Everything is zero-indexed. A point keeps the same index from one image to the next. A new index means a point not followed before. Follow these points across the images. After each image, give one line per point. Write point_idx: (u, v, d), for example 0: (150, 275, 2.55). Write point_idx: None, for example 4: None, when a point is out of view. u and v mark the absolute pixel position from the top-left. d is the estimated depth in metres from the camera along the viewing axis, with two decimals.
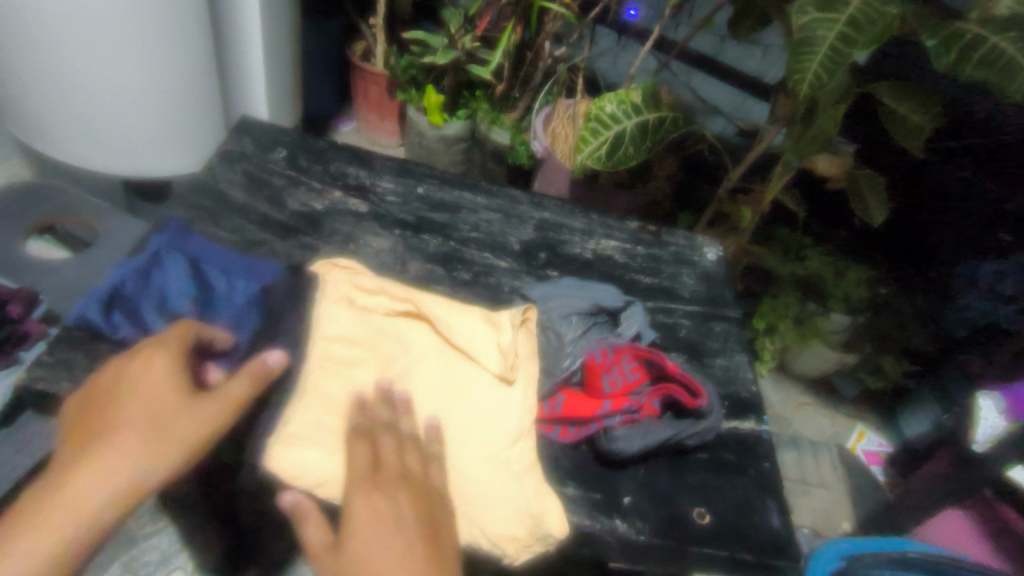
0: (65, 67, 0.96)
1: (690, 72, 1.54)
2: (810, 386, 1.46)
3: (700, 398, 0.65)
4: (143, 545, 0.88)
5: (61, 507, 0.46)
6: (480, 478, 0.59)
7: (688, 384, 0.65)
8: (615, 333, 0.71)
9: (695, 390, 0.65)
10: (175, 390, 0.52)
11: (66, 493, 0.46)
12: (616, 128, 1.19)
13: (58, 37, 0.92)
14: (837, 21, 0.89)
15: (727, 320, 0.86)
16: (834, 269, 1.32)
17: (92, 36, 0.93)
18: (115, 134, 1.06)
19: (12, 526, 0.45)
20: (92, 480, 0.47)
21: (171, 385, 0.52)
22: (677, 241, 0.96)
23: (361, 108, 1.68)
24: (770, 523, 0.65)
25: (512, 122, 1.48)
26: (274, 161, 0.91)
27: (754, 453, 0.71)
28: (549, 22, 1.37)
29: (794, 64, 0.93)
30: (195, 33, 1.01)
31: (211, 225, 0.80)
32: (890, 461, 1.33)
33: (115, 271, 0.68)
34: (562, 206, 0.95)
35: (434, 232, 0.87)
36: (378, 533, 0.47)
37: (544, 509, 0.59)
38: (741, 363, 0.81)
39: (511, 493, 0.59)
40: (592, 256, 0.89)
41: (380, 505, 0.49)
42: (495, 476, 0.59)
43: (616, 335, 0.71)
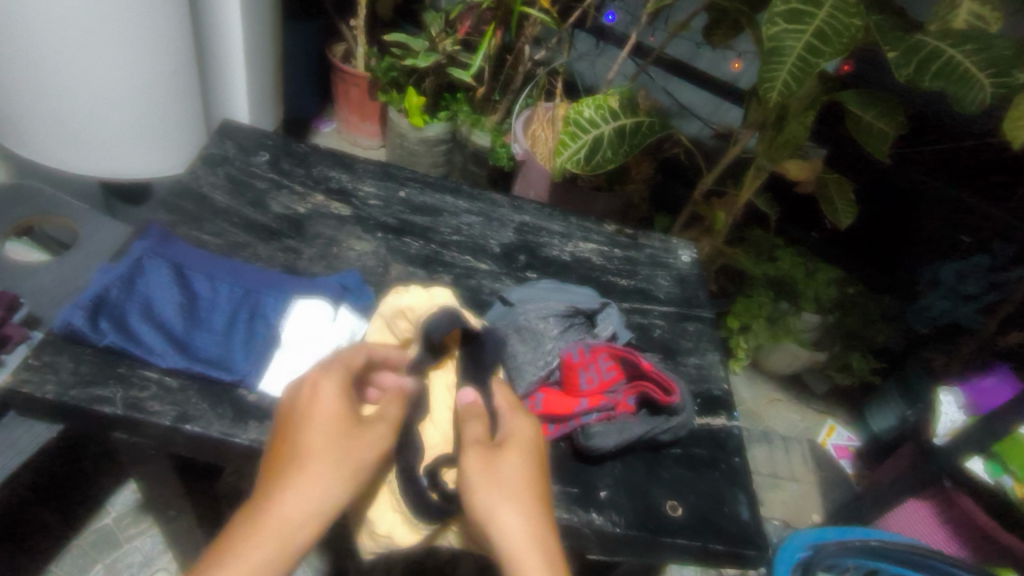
0: (45, 68, 0.95)
1: (666, 77, 1.57)
2: (782, 383, 1.51)
3: (673, 395, 0.67)
4: (126, 547, 0.92)
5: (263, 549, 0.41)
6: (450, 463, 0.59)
7: (663, 383, 0.67)
8: (592, 333, 0.74)
9: (670, 387, 0.67)
10: (341, 416, 0.50)
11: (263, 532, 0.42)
12: (594, 132, 1.22)
13: (39, 39, 0.92)
14: (805, 32, 0.93)
15: (700, 320, 0.89)
16: (804, 270, 1.36)
17: (73, 39, 0.93)
18: (96, 136, 1.06)
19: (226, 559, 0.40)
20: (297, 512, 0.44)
21: (339, 411, 0.50)
22: (653, 243, 0.99)
23: (342, 109, 1.68)
24: (739, 514, 0.68)
25: (493, 125, 1.51)
26: (256, 164, 0.91)
27: (724, 448, 0.74)
28: (529, 27, 1.39)
29: (764, 73, 0.96)
30: (177, 37, 1.02)
31: (195, 229, 0.81)
32: (858, 455, 1.38)
33: (96, 279, 0.70)
34: (541, 209, 0.98)
35: (416, 235, 0.88)
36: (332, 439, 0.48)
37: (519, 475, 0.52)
38: (714, 362, 0.84)
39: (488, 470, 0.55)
40: (570, 258, 0.92)
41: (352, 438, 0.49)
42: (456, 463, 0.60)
43: (593, 335, 0.73)
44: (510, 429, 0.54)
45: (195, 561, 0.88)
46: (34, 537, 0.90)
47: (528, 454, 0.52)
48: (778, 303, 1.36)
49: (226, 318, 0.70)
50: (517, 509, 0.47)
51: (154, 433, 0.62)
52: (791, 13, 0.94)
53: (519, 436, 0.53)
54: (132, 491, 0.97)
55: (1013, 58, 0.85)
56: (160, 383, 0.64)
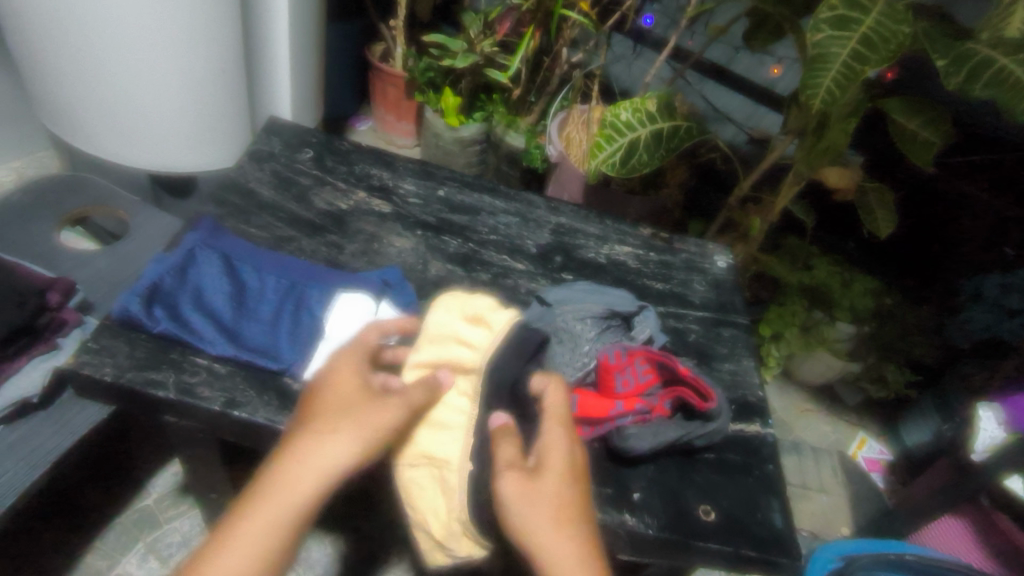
0: (103, 63, 0.99)
1: (703, 81, 1.57)
2: (813, 393, 1.49)
3: (710, 401, 0.67)
4: (165, 528, 0.95)
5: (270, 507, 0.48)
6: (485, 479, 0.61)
7: (700, 389, 0.67)
8: (628, 336, 0.74)
9: (707, 394, 0.68)
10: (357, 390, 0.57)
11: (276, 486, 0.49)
12: (631, 135, 1.22)
13: (99, 36, 0.96)
14: (851, 38, 0.92)
15: (735, 326, 0.89)
16: (840, 279, 1.35)
17: (131, 36, 0.96)
18: (146, 128, 1.10)
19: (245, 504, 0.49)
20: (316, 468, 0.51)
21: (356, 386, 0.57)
22: (688, 248, 0.99)
23: (378, 108, 1.71)
24: (773, 521, 0.67)
25: (528, 126, 1.52)
26: (301, 161, 0.94)
27: (758, 455, 0.73)
28: (567, 29, 1.40)
29: (807, 78, 0.96)
30: (227, 36, 1.06)
31: (244, 221, 0.84)
32: (890, 469, 1.35)
33: (150, 268, 0.72)
34: (577, 211, 0.98)
35: (454, 233, 0.90)
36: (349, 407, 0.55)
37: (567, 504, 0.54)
38: (748, 368, 0.84)
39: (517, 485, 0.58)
40: (606, 260, 0.92)
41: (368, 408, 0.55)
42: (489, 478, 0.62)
43: (630, 338, 0.74)
44: (548, 437, 0.55)
45: None
46: (82, 514, 0.94)
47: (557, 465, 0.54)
48: (812, 311, 1.35)
49: (272, 310, 0.72)
50: (549, 511, 0.51)
51: (202, 417, 0.64)
52: (837, 19, 0.93)
53: (557, 456, 0.54)
54: (172, 474, 1.01)
55: None
56: (210, 369, 0.66)
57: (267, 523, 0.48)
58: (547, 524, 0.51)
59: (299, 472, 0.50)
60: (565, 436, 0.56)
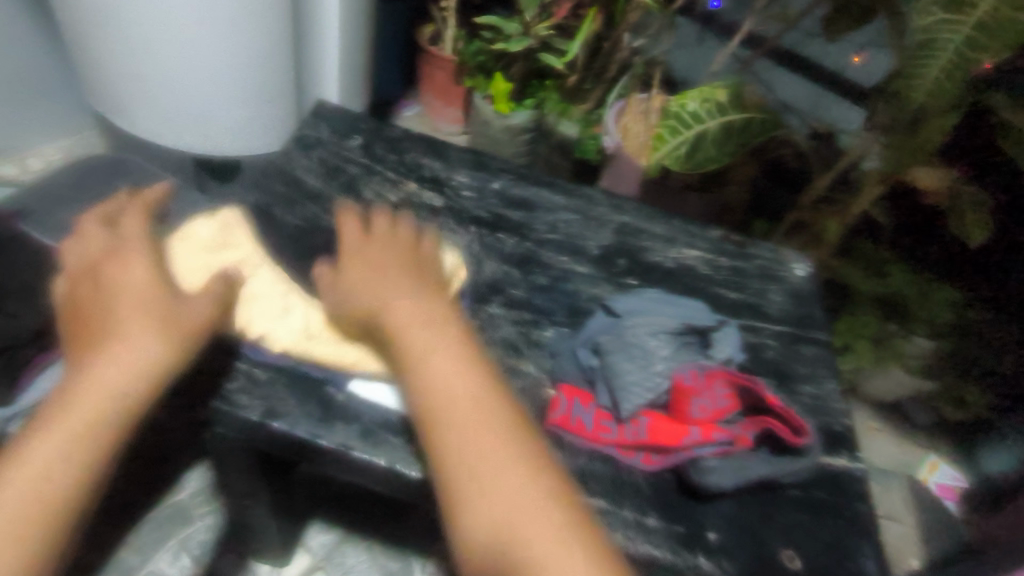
0: (150, 40, 0.95)
1: (775, 70, 1.45)
2: (879, 410, 1.39)
3: (801, 436, 0.61)
4: (198, 525, 0.94)
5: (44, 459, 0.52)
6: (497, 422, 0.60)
7: (791, 422, 0.61)
8: (706, 354, 0.66)
9: (799, 426, 0.61)
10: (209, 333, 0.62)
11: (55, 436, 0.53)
12: (697, 127, 1.13)
13: (146, 13, 0.92)
14: (965, 22, 0.81)
15: (817, 343, 0.80)
16: (920, 289, 1.23)
17: (179, 12, 0.92)
18: (191, 111, 1.06)
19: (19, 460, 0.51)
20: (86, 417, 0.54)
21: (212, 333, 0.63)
22: (763, 253, 0.90)
23: (425, 93, 1.65)
24: (865, 572, 0.60)
25: (582, 115, 1.44)
26: (349, 148, 0.88)
27: (848, 493, 0.65)
28: (631, 12, 1.31)
29: (909, 68, 0.86)
30: (278, 14, 1.00)
31: (290, 212, 0.79)
32: (966, 498, 1.24)
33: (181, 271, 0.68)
34: (642, 210, 0.91)
35: (510, 231, 0.83)
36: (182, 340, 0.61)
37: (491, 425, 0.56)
38: (832, 393, 0.75)
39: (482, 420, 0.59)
40: (673, 265, 0.84)
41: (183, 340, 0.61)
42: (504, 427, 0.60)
43: (707, 357, 0.66)
44: (431, 373, 0.56)
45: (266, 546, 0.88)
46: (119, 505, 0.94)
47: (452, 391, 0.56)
48: (886, 323, 1.26)
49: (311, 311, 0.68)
50: (482, 435, 0.52)
51: (241, 427, 0.61)
52: None
53: (453, 384, 0.55)
54: (206, 469, 0.99)
55: None
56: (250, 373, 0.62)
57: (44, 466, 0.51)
58: (491, 430, 0.53)
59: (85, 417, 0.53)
60: (456, 358, 0.57)
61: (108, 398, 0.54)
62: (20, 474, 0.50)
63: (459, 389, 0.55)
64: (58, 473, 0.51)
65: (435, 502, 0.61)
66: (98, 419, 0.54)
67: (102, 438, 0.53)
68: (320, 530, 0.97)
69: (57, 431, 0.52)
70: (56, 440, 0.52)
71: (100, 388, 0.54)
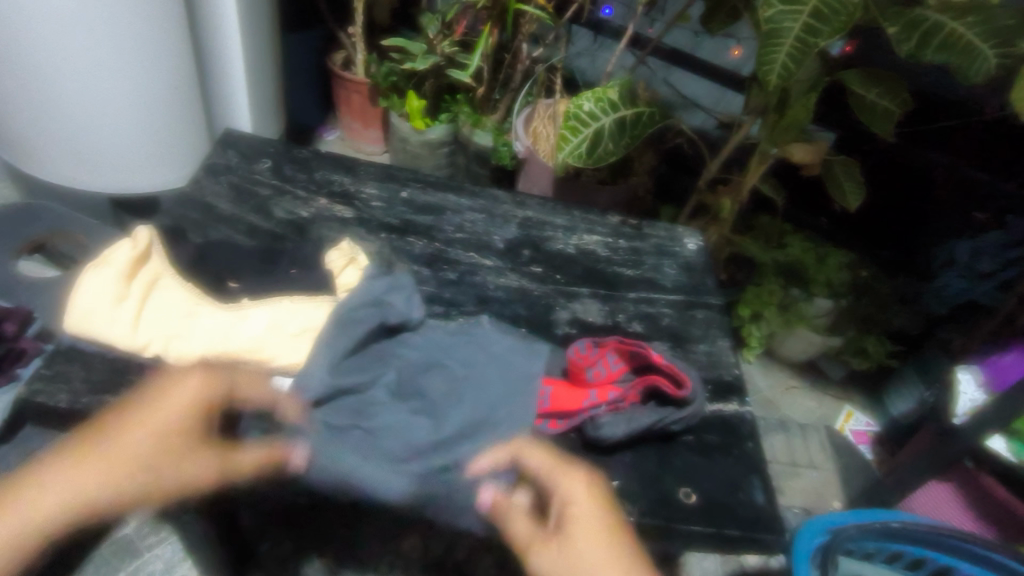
0: (66, 72, 0.97)
1: (666, 68, 1.58)
2: (797, 370, 1.50)
3: (683, 388, 0.72)
4: (147, 557, 0.95)
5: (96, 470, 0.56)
6: (559, 569, 0.55)
7: (675, 375, 0.73)
8: (676, 412, 0.72)
9: (681, 380, 0.73)
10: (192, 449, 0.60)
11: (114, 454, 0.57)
12: (595, 125, 1.21)
13: (46, 39, 0.93)
14: (803, 12, 0.92)
15: (709, 307, 0.90)
16: (815, 255, 1.35)
17: (10, 16, 0.90)
18: (104, 154, 1.10)
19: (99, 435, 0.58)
20: (110, 483, 0.57)
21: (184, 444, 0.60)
22: (658, 233, 1.00)
23: (344, 117, 1.69)
24: (754, 499, 0.69)
25: (494, 124, 1.51)
26: (259, 172, 0.96)
27: (738, 433, 0.75)
28: (525, 24, 1.40)
29: (763, 55, 0.96)
30: (166, 58, 1.03)
31: (203, 235, 0.84)
32: (878, 440, 1.35)
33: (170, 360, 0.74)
34: (544, 204, 1.00)
35: (419, 234, 0.91)
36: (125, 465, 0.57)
37: (589, 571, 0.54)
38: (723, 349, 0.84)
39: (590, 555, 0.54)
40: (575, 251, 0.94)
41: (133, 437, 0.58)
42: (581, 557, 0.55)
43: (676, 414, 0.71)
44: (549, 564, 0.55)
45: (217, 564, 0.91)
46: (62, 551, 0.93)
47: (608, 555, 0.55)
48: (788, 289, 1.35)
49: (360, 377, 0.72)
50: (593, 552, 0.54)
51: None
52: None
53: (590, 558, 0.54)
54: None
55: (1016, 28, 0.84)
56: None
57: (112, 465, 0.57)
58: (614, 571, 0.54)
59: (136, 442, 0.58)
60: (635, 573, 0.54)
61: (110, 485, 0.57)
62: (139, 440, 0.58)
63: (617, 557, 0.55)
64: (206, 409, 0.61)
65: (365, 483, 0.68)
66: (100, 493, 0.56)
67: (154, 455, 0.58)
68: (271, 545, 0.98)
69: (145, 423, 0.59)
70: (60, 497, 0.55)
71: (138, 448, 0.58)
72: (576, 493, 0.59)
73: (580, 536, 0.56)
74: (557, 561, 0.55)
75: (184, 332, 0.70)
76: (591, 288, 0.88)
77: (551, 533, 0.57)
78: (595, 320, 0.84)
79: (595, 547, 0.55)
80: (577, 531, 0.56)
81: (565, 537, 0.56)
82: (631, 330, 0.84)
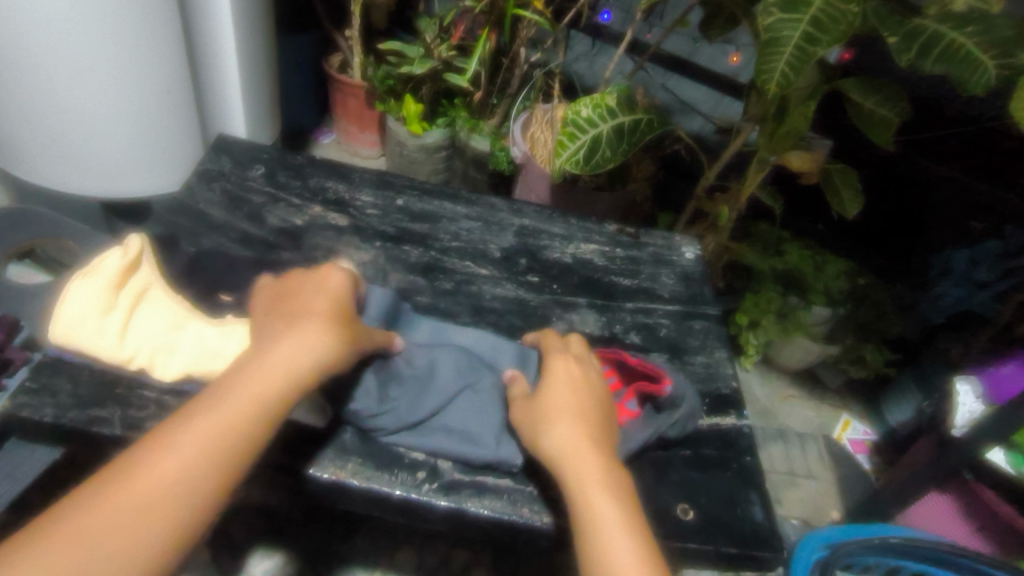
0: (53, 76, 0.96)
1: (664, 74, 1.58)
2: (795, 378, 1.49)
3: (665, 385, 0.71)
4: None
5: (147, 470, 0.47)
6: (554, 451, 0.59)
7: (652, 372, 0.73)
8: (667, 418, 0.70)
9: (659, 376, 0.72)
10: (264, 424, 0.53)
11: (148, 468, 0.48)
12: (593, 131, 1.20)
13: (32, 42, 0.92)
14: (802, 21, 0.91)
15: (707, 318, 0.89)
16: (813, 263, 1.34)
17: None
18: (93, 159, 1.08)
19: (164, 431, 0.50)
20: (183, 484, 0.48)
21: (261, 423, 0.53)
22: (655, 241, 0.99)
23: (340, 121, 1.67)
24: (753, 515, 0.68)
25: (491, 129, 1.50)
26: (252, 178, 0.94)
27: (735, 447, 0.74)
28: (523, 29, 1.39)
29: (762, 63, 0.95)
30: (155, 61, 1.02)
31: (196, 244, 0.83)
32: (875, 449, 1.35)
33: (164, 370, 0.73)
34: (541, 212, 0.99)
35: (414, 242, 0.90)
36: (195, 456, 0.49)
37: (577, 467, 0.57)
38: (721, 361, 0.83)
39: (580, 449, 0.59)
40: (572, 260, 0.93)
41: (206, 436, 0.50)
42: (575, 446, 0.59)
43: (668, 419, 0.70)
44: (553, 441, 0.60)
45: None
46: None
47: (582, 444, 0.59)
48: (786, 298, 1.34)
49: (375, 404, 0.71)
50: (592, 458, 0.58)
51: None
52: (787, 2, 0.92)
53: (573, 448, 0.59)
54: None
55: (1016, 38, 0.83)
56: (160, 402, 0.68)
57: (185, 474, 0.48)
58: (601, 476, 0.57)
59: (184, 445, 0.49)
60: (614, 483, 0.56)
61: (189, 480, 0.48)
62: (188, 439, 0.50)
63: (602, 464, 0.58)
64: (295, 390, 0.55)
65: (356, 499, 0.67)
66: (172, 491, 0.47)
67: (226, 447, 0.50)
68: (263, 556, 0.97)
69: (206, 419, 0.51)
70: (118, 517, 0.45)
71: (199, 435, 0.50)
72: (580, 395, 0.65)
73: (574, 433, 0.60)
74: (555, 453, 0.59)
75: (173, 345, 0.68)
76: (588, 299, 0.87)
77: (544, 404, 0.64)
78: (591, 331, 0.83)
79: (574, 437, 0.59)
80: (563, 411, 0.62)
81: (561, 434, 0.60)
82: (628, 341, 0.83)
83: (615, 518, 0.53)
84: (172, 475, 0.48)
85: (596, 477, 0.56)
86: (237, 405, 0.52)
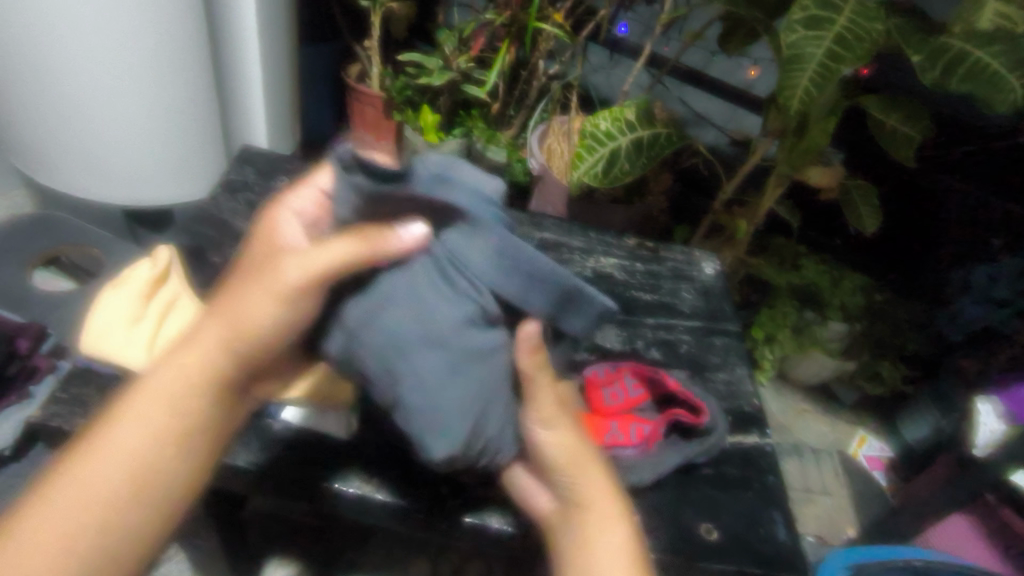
0: (81, 87, 0.98)
1: (681, 86, 1.58)
2: (810, 394, 1.48)
3: (702, 415, 0.72)
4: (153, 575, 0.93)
5: (95, 463, 0.48)
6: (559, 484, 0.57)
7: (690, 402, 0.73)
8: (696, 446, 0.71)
9: (699, 406, 0.73)
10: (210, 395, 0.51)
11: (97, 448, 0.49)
12: (612, 145, 1.21)
13: (62, 53, 0.93)
14: (825, 39, 0.91)
15: (727, 334, 0.89)
16: (829, 278, 1.34)
17: (27, 31, 0.91)
18: (118, 167, 1.10)
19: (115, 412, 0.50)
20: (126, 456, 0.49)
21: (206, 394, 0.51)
22: (675, 256, 0.99)
23: (357, 130, 1.69)
24: (776, 535, 0.67)
25: (508, 140, 1.51)
26: (276, 189, 0.95)
27: (758, 466, 0.73)
28: (543, 42, 1.40)
29: (784, 79, 0.94)
30: (181, 71, 1.03)
31: (222, 254, 0.84)
32: (892, 466, 1.34)
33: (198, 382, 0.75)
34: (561, 225, 0.99)
35: None
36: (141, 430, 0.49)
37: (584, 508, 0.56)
38: (742, 377, 0.83)
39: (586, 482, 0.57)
40: (592, 274, 0.93)
41: (147, 412, 0.50)
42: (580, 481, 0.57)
43: (698, 448, 0.71)
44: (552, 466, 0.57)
45: None
46: None
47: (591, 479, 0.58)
48: (803, 312, 1.34)
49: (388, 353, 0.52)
50: (603, 502, 0.56)
51: None
52: (810, 20, 0.92)
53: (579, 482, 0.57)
54: None
55: None
56: None
57: (135, 449, 0.49)
58: (604, 514, 0.56)
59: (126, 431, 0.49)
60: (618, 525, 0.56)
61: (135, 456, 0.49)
62: (129, 425, 0.49)
63: (607, 502, 0.57)
64: (217, 369, 0.51)
65: (378, 513, 0.67)
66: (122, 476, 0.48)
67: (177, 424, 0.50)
68: (278, 565, 0.97)
69: (152, 388, 0.50)
70: (62, 512, 0.47)
71: (139, 421, 0.49)
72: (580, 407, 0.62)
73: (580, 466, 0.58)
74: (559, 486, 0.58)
75: None
76: (608, 313, 0.88)
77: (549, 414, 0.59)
78: (612, 345, 0.83)
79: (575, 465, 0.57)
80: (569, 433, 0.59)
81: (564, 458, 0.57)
82: (649, 356, 0.83)
83: (621, 572, 0.53)
84: (121, 453, 0.49)
85: (599, 518, 0.56)
86: (178, 380, 0.51)
